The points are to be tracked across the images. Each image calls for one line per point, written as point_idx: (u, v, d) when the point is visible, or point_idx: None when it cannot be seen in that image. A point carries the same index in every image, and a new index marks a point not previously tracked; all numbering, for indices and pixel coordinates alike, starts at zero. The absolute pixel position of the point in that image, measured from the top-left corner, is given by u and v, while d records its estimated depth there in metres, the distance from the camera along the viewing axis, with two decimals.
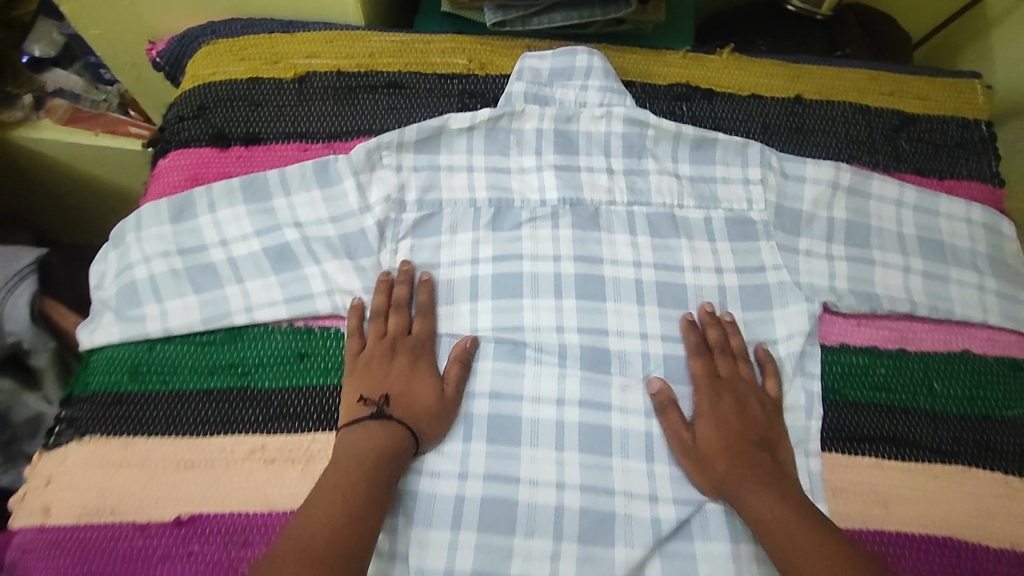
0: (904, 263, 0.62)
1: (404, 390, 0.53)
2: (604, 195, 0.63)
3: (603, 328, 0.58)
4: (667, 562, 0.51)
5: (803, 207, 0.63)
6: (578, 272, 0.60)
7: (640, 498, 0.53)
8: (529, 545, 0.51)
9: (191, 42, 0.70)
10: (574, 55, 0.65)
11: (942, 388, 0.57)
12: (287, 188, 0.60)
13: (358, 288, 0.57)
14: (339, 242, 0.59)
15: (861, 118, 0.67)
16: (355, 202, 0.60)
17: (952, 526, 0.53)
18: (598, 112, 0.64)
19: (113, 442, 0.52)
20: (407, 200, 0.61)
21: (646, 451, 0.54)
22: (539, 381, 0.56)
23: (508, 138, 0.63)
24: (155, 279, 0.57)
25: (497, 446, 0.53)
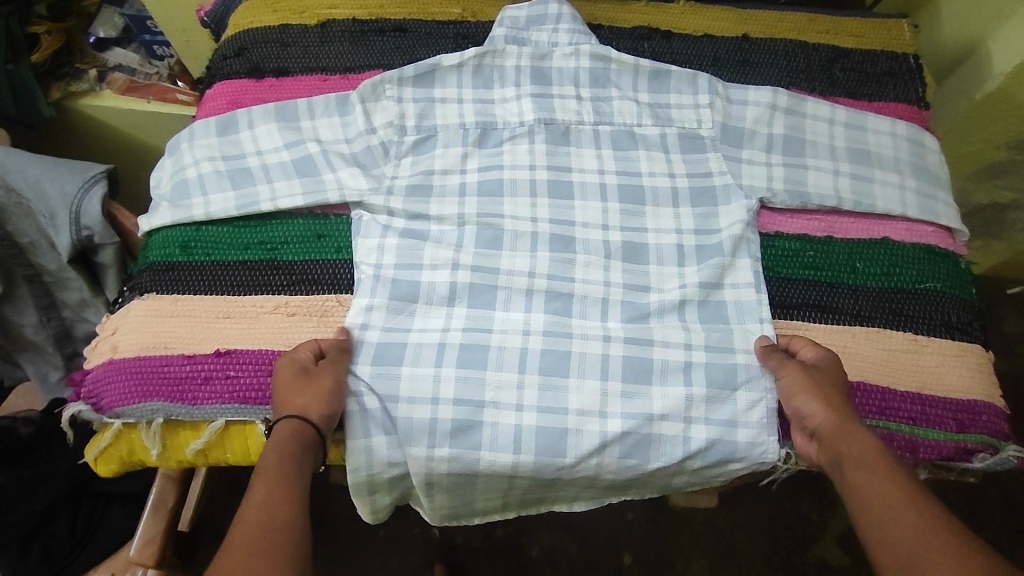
0: (834, 166, 0.70)
1: (288, 396, 0.57)
2: (573, 115, 0.74)
3: (571, 221, 0.69)
4: (620, 397, 0.62)
5: (746, 125, 0.72)
6: (551, 178, 0.71)
7: (594, 341, 0.63)
8: (498, 377, 0.62)
9: (233, 2, 0.84)
10: (547, 4, 0.76)
11: (863, 266, 0.66)
12: (313, 113, 0.72)
13: (365, 189, 0.68)
14: (353, 156, 0.70)
15: (800, 52, 0.78)
16: (363, 125, 0.71)
17: (867, 372, 0.60)
18: (568, 51, 0.75)
19: (167, 298, 0.64)
20: (408, 125, 0.72)
21: (601, 315, 0.65)
22: (516, 259, 0.67)
23: (492, 73, 0.74)
24: (201, 177, 0.70)
25: (477, 308, 0.65)
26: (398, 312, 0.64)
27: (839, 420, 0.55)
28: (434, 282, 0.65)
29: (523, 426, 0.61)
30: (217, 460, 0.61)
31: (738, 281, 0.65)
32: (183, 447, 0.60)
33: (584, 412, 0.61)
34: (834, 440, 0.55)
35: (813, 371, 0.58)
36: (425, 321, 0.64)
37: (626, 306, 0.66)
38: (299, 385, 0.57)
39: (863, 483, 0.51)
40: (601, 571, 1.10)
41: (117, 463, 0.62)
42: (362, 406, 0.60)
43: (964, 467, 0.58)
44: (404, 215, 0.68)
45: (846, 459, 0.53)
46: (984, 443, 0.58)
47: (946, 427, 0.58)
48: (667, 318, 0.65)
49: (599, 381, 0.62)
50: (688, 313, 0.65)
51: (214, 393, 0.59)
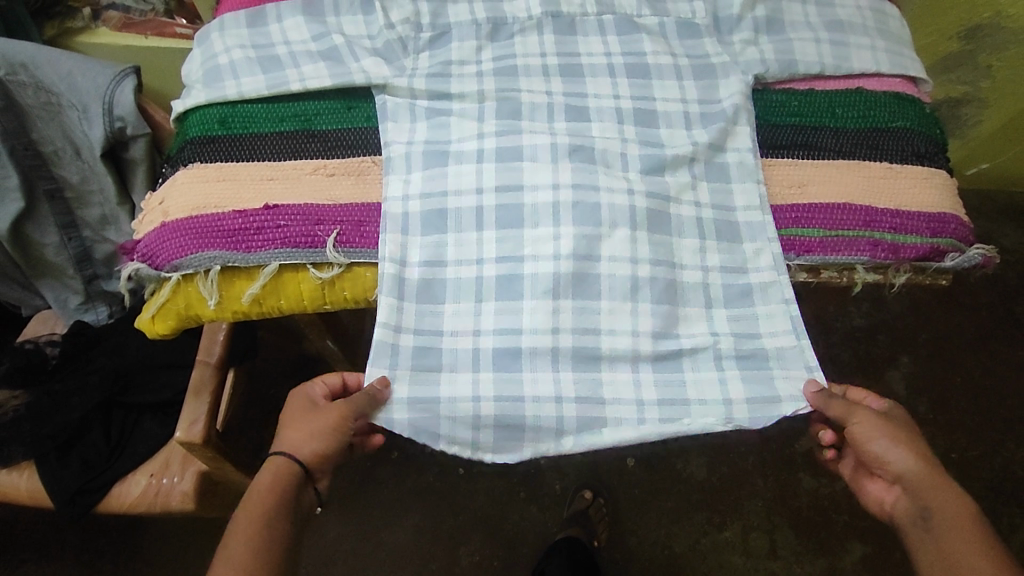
0: (814, 35, 0.76)
1: (295, 422, 0.66)
2: (578, 7, 0.77)
3: (583, 96, 0.72)
4: (647, 240, 0.66)
5: (734, 10, 0.77)
6: (560, 64, 0.74)
7: (614, 198, 0.67)
8: (536, 234, 0.65)
9: None
10: None
11: (842, 112, 0.74)
12: (338, 10, 0.77)
13: (388, 75, 0.71)
14: (375, 51, 0.74)
15: None
16: (382, 21, 0.75)
17: (852, 197, 0.68)
18: None
19: (213, 166, 0.68)
20: (423, 23, 0.76)
21: (621, 167, 0.68)
22: (537, 130, 0.69)
23: None
24: (233, 63, 0.74)
25: (507, 160, 0.67)
26: (433, 181, 0.67)
27: (927, 472, 0.61)
28: (464, 147, 0.69)
29: (561, 272, 0.64)
30: (270, 309, 0.65)
31: (739, 135, 0.71)
32: (239, 296, 0.64)
33: (616, 258, 0.64)
34: (920, 486, 0.61)
35: (886, 420, 0.64)
36: (459, 191, 0.67)
37: (643, 160, 0.69)
38: (303, 418, 0.65)
39: (947, 537, 0.59)
40: (609, 470, 1.29)
41: (173, 319, 0.66)
42: (402, 274, 0.64)
43: (937, 266, 0.67)
44: (427, 95, 0.71)
45: (940, 513, 0.60)
46: (954, 246, 0.66)
47: (921, 234, 0.66)
48: (679, 171, 0.69)
49: (628, 230, 0.65)
50: (697, 171, 0.69)
51: (266, 241, 0.63)
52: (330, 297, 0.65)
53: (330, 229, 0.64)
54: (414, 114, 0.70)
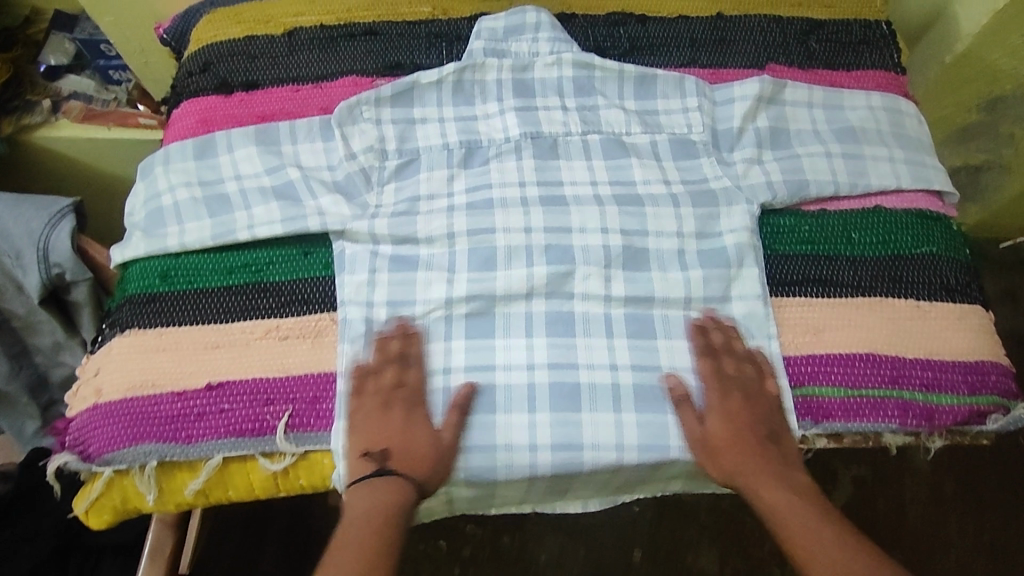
0: (825, 149, 0.70)
1: (399, 445, 0.55)
2: (560, 127, 0.71)
3: (568, 229, 0.65)
4: (635, 425, 0.58)
5: (735, 124, 0.71)
6: (542, 194, 0.67)
7: (601, 368, 0.60)
8: (510, 419, 0.58)
9: (194, 15, 0.81)
10: (525, 13, 0.74)
11: (857, 237, 0.66)
12: (295, 137, 0.70)
13: (348, 216, 0.65)
14: (335, 184, 0.68)
15: (775, 26, 0.77)
16: (342, 150, 0.69)
17: (872, 344, 0.60)
18: (550, 60, 0.73)
19: (152, 332, 0.61)
20: (388, 149, 0.70)
21: (605, 332, 0.61)
22: (515, 279, 0.62)
23: (473, 88, 0.72)
24: (177, 205, 0.67)
25: (477, 338, 0.61)
26: (396, 355, 0.59)
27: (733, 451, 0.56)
28: (430, 317, 0.61)
29: (539, 465, 0.57)
30: (219, 499, 0.58)
31: (745, 275, 0.63)
32: (181, 489, 0.57)
33: (601, 446, 0.57)
34: (749, 484, 0.56)
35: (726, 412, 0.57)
36: (425, 357, 0.60)
37: (630, 319, 0.62)
38: (400, 438, 0.56)
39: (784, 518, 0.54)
40: None
41: (110, 513, 0.58)
42: (359, 468, 0.56)
43: (978, 429, 0.58)
44: (390, 241, 0.64)
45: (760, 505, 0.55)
46: (995, 404, 0.58)
47: (957, 391, 0.58)
48: (673, 332, 0.62)
49: (612, 413, 0.58)
50: (696, 331, 0.61)
51: (209, 428, 0.56)
52: (284, 485, 0.58)
53: (282, 411, 0.57)
54: (375, 266, 0.63)
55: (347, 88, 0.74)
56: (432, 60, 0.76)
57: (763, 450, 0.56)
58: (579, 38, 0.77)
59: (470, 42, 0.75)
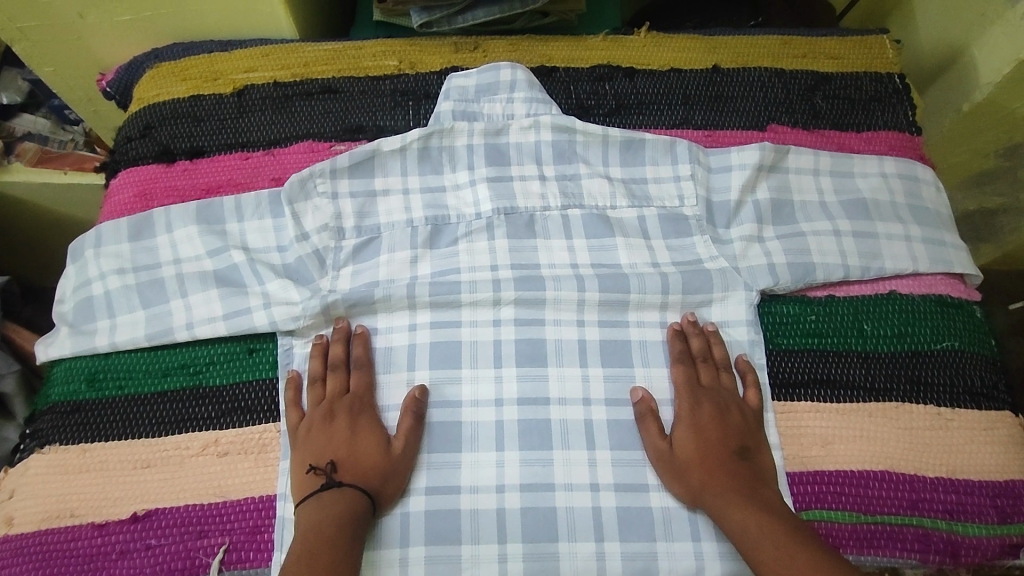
0: (833, 226, 0.64)
1: (349, 456, 0.52)
2: (538, 200, 0.65)
3: (542, 318, 0.59)
4: (618, 558, 0.51)
5: (732, 196, 0.66)
6: (516, 274, 0.60)
7: (581, 489, 0.53)
8: (477, 552, 0.51)
9: (136, 69, 0.74)
10: (498, 70, 0.69)
11: (871, 328, 0.59)
12: (241, 214, 0.64)
13: (298, 301, 0.59)
14: (285, 269, 0.61)
15: (777, 81, 0.71)
16: (292, 232, 0.62)
17: (888, 461, 0.53)
18: (526, 123, 0.67)
19: (75, 448, 0.54)
20: (346, 227, 0.63)
21: (585, 443, 0.54)
22: (484, 382, 0.57)
23: (440, 156, 0.66)
24: (109, 296, 0.60)
25: (439, 453, 0.54)
26: None
27: (699, 454, 0.52)
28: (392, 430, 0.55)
29: None
30: None
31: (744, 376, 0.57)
32: None
33: None
34: (711, 493, 0.50)
35: (687, 419, 0.54)
36: None
37: (616, 428, 0.55)
38: (359, 446, 0.52)
39: (757, 541, 0.47)
40: None
41: None
42: None
43: (1008, 563, 0.52)
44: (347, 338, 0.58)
45: (735, 528, 0.49)
46: None
47: (985, 519, 0.52)
48: None
49: (592, 543, 0.51)
50: None
51: (133, 569, 0.50)
52: None
53: (216, 546, 0.50)
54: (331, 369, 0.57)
55: (302, 154, 0.67)
56: (397, 121, 0.69)
57: (724, 465, 0.51)
58: (560, 97, 0.70)
59: (438, 102, 0.69)
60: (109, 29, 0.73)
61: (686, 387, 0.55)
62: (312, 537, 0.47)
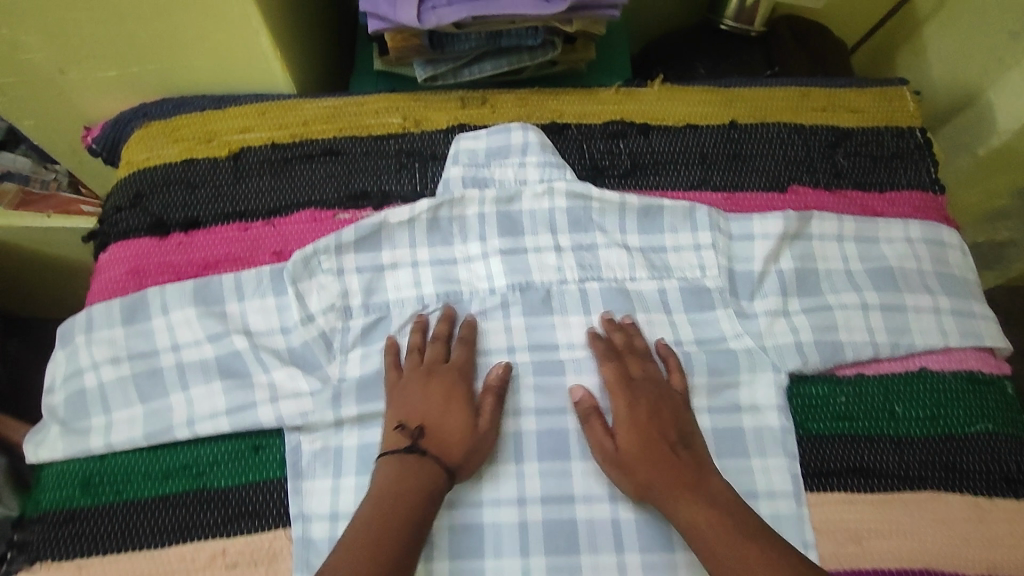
0: (860, 300, 0.62)
1: (436, 425, 0.54)
2: (554, 274, 0.63)
3: (563, 407, 0.58)
4: None
5: (755, 267, 0.63)
6: (533, 361, 0.59)
7: None
8: None
9: (123, 127, 0.69)
10: (510, 132, 0.66)
11: (902, 411, 0.57)
12: (241, 294, 0.60)
13: (306, 390, 0.57)
14: (291, 356, 0.59)
15: (797, 137, 0.67)
16: (297, 314, 0.60)
17: (927, 558, 0.53)
18: (540, 189, 0.64)
19: (70, 565, 0.51)
20: (353, 305, 0.61)
21: (614, 544, 0.54)
22: (507, 479, 0.56)
23: (450, 227, 0.64)
24: (103, 389, 0.57)
25: (463, 561, 0.53)
26: None
27: (637, 452, 0.53)
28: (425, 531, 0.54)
29: None
30: None
31: (773, 465, 0.55)
32: None
33: None
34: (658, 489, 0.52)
35: (628, 420, 0.55)
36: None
37: (643, 526, 0.54)
38: (450, 424, 0.54)
39: (712, 542, 0.49)
40: None
41: None
42: None
43: None
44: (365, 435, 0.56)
45: (682, 521, 0.51)
46: None
47: None
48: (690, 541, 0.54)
49: None
50: None
51: None
52: None
53: None
54: (342, 469, 0.55)
55: (304, 224, 0.63)
56: (403, 184, 0.66)
57: (660, 460, 0.53)
58: (573, 158, 0.67)
59: (446, 166, 0.66)
60: (93, 85, 0.68)
61: (615, 382, 0.57)
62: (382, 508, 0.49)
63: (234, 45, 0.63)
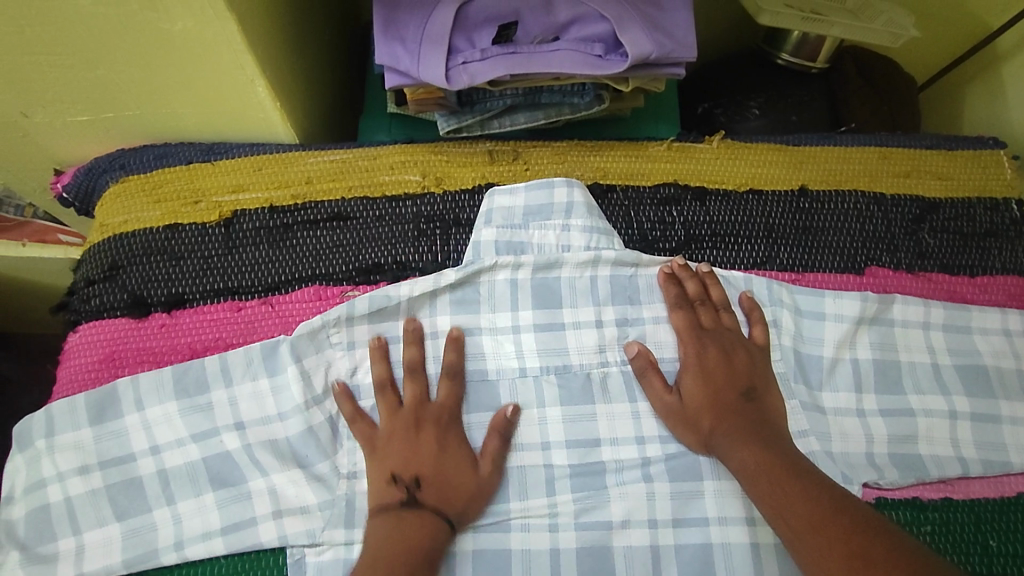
0: (948, 406, 0.54)
1: (424, 398, 0.51)
2: (594, 355, 0.55)
3: (607, 519, 0.50)
4: None
5: (826, 352, 0.55)
6: (572, 464, 0.52)
7: None
8: None
9: (99, 176, 0.59)
10: (552, 188, 0.57)
11: (998, 546, 0.50)
12: (229, 378, 0.51)
13: (313, 504, 0.49)
14: (288, 451, 0.51)
15: (877, 209, 0.59)
16: (300, 394, 0.51)
17: None
18: (585, 258, 0.55)
19: None
20: (362, 380, 0.53)
21: None
22: None
23: (478, 295, 0.55)
24: (71, 505, 0.49)
25: None
26: None
27: (703, 403, 0.51)
28: None
29: None
30: None
31: None
32: None
33: None
34: (715, 435, 0.50)
35: (692, 366, 0.52)
36: None
37: None
38: (445, 462, 0.49)
39: (768, 495, 0.46)
40: None
41: None
42: None
43: None
44: None
45: (736, 469, 0.48)
46: None
47: None
48: None
49: None
50: None
51: None
52: None
53: None
54: None
55: (307, 303, 0.55)
56: (421, 254, 0.57)
57: (727, 415, 0.50)
58: (621, 225, 0.58)
59: (476, 223, 0.57)
60: (62, 129, 0.57)
61: (686, 329, 0.53)
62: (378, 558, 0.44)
63: (230, 93, 0.53)
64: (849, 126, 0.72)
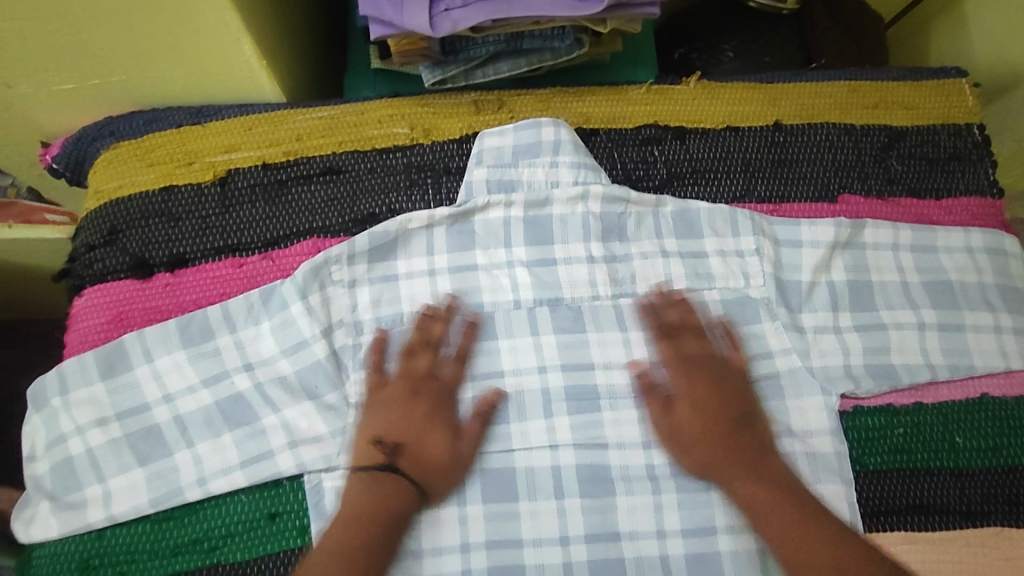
0: (917, 318, 0.58)
1: (416, 446, 0.51)
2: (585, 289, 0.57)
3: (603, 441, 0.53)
4: None
5: (803, 276, 0.58)
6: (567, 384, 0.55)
7: None
8: None
9: (88, 145, 0.60)
10: (540, 128, 0.59)
11: (964, 442, 0.54)
12: (237, 327, 0.54)
13: (323, 429, 0.52)
14: (298, 388, 0.53)
15: (847, 139, 0.62)
16: (308, 330, 0.54)
17: None
18: (574, 193, 0.58)
19: None
20: (364, 321, 0.55)
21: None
22: (546, 514, 0.52)
23: (473, 237, 0.58)
24: (93, 455, 0.52)
25: None
26: None
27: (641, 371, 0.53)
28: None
29: None
30: None
31: (832, 496, 0.52)
32: None
33: None
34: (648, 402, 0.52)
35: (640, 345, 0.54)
36: None
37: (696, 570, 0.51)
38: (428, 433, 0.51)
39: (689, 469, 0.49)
40: None
41: None
42: None
43: None
44: None
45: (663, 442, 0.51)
46: None
47: None
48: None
49: None
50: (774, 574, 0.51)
51: None
52: None
53: None
54: None
55: (306, 255, 0.56)
56: (413, 203, 0.59)
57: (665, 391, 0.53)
58: (606, 166, 0.61)
59: (468, 165, 0.59)
60: (48, 98, 0.58)
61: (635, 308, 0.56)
62: (354, 521, 0.47)
63: (216, 53, 0.54)
64: (818, 63, 0.74)
